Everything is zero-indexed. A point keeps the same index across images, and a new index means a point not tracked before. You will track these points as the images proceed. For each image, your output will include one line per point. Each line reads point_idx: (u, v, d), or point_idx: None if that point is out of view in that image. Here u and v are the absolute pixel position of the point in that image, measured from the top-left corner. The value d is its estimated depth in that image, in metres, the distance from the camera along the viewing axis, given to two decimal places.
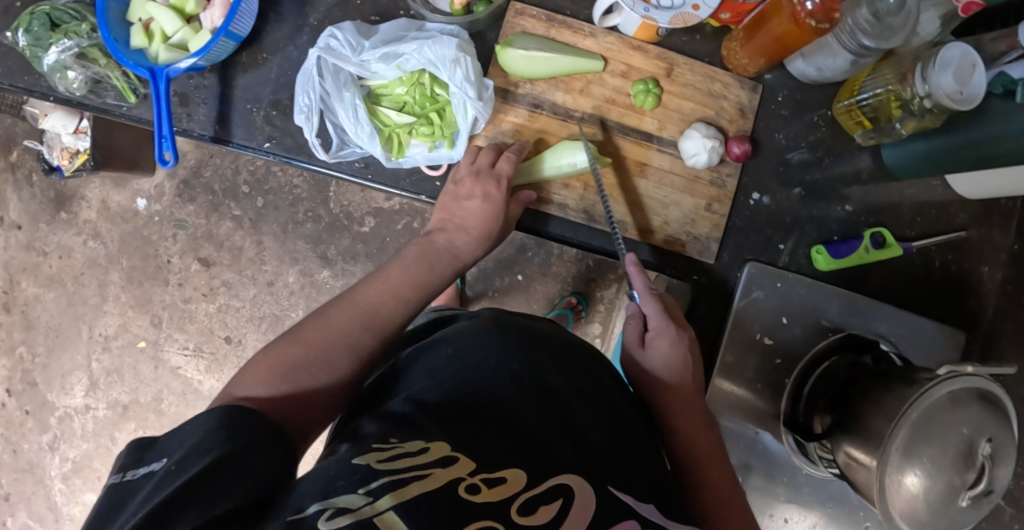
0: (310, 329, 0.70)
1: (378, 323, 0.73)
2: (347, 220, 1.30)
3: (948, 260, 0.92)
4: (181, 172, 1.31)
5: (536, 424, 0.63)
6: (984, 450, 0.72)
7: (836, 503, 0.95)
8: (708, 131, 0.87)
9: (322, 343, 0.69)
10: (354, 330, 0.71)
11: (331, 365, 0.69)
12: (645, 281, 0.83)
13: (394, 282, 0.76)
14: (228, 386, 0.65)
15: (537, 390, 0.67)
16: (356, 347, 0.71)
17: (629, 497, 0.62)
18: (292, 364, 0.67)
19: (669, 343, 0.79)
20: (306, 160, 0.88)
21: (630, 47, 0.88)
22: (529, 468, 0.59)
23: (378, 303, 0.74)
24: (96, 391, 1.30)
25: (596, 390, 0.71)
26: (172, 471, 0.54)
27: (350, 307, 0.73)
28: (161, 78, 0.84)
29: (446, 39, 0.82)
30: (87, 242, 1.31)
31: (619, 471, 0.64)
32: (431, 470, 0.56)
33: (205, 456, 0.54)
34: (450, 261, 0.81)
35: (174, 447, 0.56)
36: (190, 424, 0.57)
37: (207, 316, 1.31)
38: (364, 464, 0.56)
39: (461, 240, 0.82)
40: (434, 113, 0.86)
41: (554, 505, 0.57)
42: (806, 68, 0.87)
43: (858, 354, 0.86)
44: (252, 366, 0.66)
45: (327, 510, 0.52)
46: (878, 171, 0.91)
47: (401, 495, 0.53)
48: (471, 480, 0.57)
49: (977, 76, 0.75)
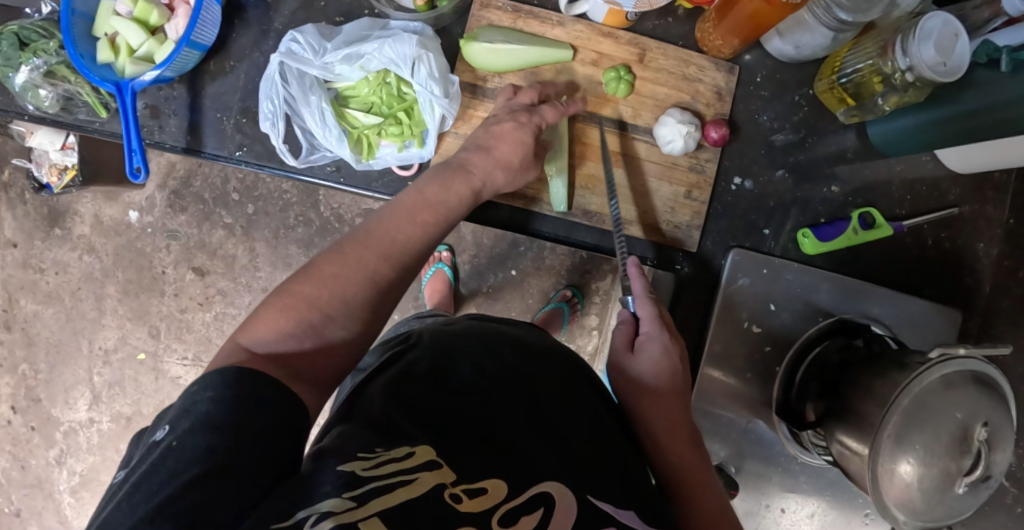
0: (324, 265, 0.64)
1: (393, 254, 0.67)
2: (338, 222, 1.29)
3: (940, 238, 0.89)
4: (170, 183, 1.31)
5: (512, 433, 0.61)
6: (979, 435, 0.69)
7: (835, 490, 0.92)
8: (683, 116, 0.84)
9: (337, 279, 0.63)
10: (371, 263, 0.66)
11: (351, 303, 0.63)
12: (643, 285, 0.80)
13: (411, 215, 0.70)
14: (236, 333, 0.59)
15: (514, 397, 0.65)
16: (376, 282, 0.65)
17: (609, 506, 0.58)
18: (309, 308, 0.62)
19: (661, 350, 0.75)
20: (278, 166, 0.88)
21: (599, 34, 0.86)
22: (510, 477, 0.56)
23: (394, 231, 0.68)
24: (99, 404, 1.32)
25: (578, 396, 0.69)
26: (174, 449, 0.50)
27: (370, 241, 0.67)
28: (127, 92, 0.84)
29: (406, 36, 0.80)
30: (83, 257, 1.32)
31: (600, 480, 0.60)
32: (418, 474, 0.52)
33: (209, 434, 0.51)
34: (463, 182, 0.75)
35: (177, 417, 0.53)
36: (197, 388, 0.54)
37: (204, 325, 1.32)
38: (349, 471, 0.51)
39: (473, 167, 0.77)
40: (402, 113, 0.84)
41: (537, 514, 0.54)
42: (784, 47, 0.84)
43: (850, 338, 0.84)
44: (265, 312, 0.61)
45: (312, 516, 0.48)
46: (863, 148, 0.88)
47: (388, 500, 0.50)
48: (453, 489, 0.53)
49: (960, 45, 0.71)
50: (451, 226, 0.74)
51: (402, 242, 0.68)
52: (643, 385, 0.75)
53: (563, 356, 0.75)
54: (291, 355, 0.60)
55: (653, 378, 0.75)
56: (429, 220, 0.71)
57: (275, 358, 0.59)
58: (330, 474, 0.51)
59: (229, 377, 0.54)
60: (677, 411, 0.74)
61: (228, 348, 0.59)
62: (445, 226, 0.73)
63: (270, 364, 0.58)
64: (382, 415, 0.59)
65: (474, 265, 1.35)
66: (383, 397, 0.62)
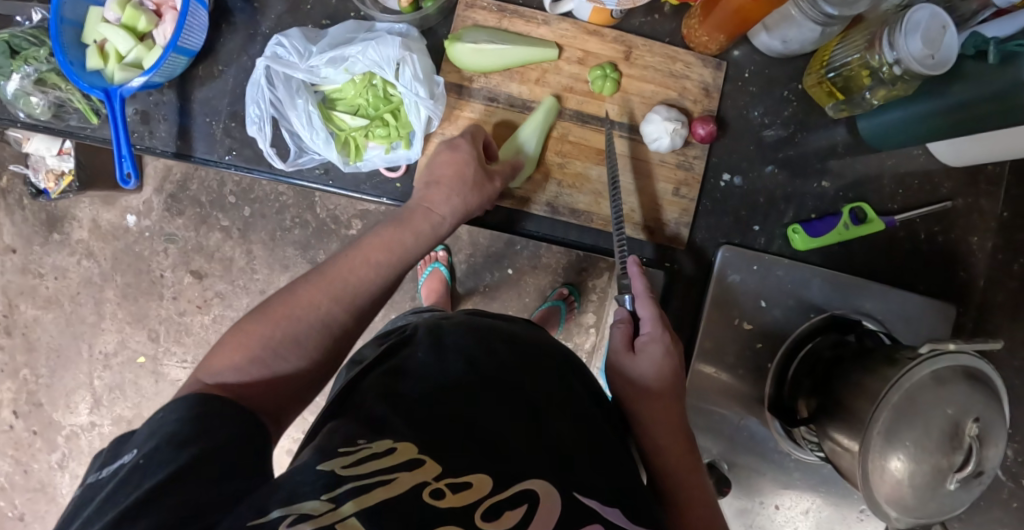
0: (278, 306, 0.64)
1: (345, 295, 0.67)
2: (334, 224, 1.30)
3: (933, 232, 0.89)
4: (167, 187, 1.31)
5: (501, 428, 0.60)
6: (971, 431, 0.68)
7: (829, 486, 0.92)
8: (670, 113, 0.83)
9: (289, 319, 0.64)
10: (322, 304, 0.66)
11: (301, 341, 0.63)
12: (644, 285, 0.79)
13: (365, 252, 0.70)
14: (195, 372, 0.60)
15: (505, 393, 0.65)
16: (325, 323, 0.65)
17: (594, 502, 0.57)
18: (259, 346, 0.62)
19: (662, 353, 0.75)
20: (267, 169, 0.89)
21: (585, 32, 0.85)
22: (495, 473, 0.56)
23: (347, 272, 0.68)
24: (100, 408, 1.33)
25: (570, 394, 0.69)
26: (142, 463, 0.51)
27: (321, 281, 0.67)
28: (116, 98, 0.84)
29: (389, 39, 0.80)
30: (81, 261, 1.33)
31: (587, 478, 0.60)
32: (397, 474, 0.52)
33: (177, 446, 0.52)
34: (424, 220, 0.75)
35: (145, 437, 0.53)
36: (162, 414, 0.55)
37: (202, 327, 1.32)
38: (329, 470, 0.52)
39: (430, 203, 0.76)
40: (389, 114, 0.85)
41: (520, 509, 0.53)
42: (771, 42, 0.83)
43: (842, 334, 0.85)
44: (220, 349, 0.61)
45: (289, 516, 0.47)
46: (853, 142, 0.87)
47: (362, 502, 0.49)
48: (435, 485, 0.52)
49: (948, 37, 0.71)
50: (409, 261, 0.73)
51: (354, 285, 0.68)
52: (638, 388, 0.74)
53: (558, 355, 0.75)
54: (245, 391, 0.60)
55: (654, 381, 0.74)
56: (378, 256, 0.70)
57: (231, 392, 0.59)
58: (311, 474, 0.52)
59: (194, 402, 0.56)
60: (666, 412, 0.74)
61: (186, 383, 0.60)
62: (403, 260, 0.72)
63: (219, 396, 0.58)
64: (372, 416, 0.60)
65: (470, 264, 1.35)
66: (375, 396, 0.63)
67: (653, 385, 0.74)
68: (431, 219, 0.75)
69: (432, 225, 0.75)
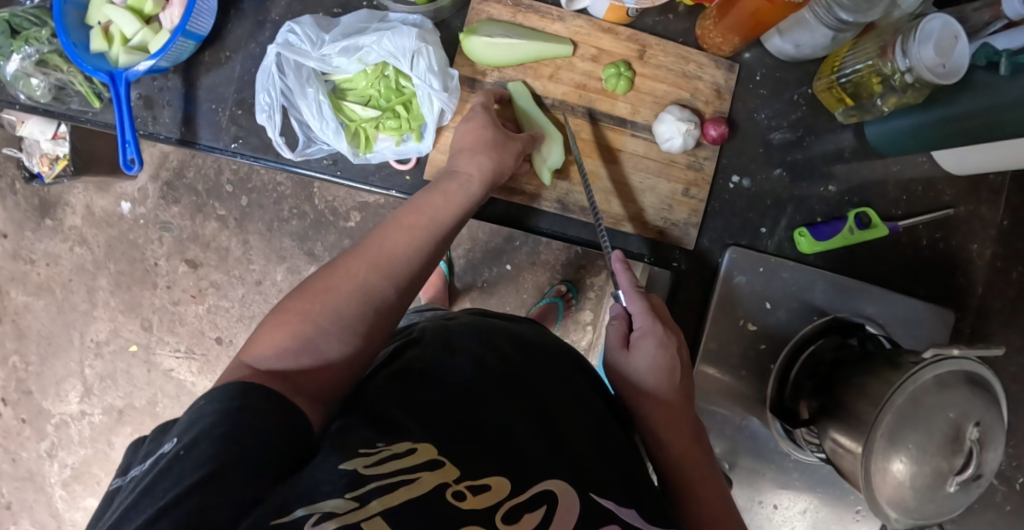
0: (317, 282, 0.67)
1: (383, 262, 0.70)
2: (332, 216, 1.29)
3: (935, 238, 0.90)
4: (163, 174, 1.29)
5: (515, 427, 0.61)
6: (973, 435, 0.70)
7: (827, 487, 0.93)
8: (683, 114, 0.84)
9: (329, 292, 0.66)
10: (362, 273, 0.69)
11: (343, 314, 0.66)
12: (631, 281, 0.80)
13: (399, 222, 0.74)
14: (239, 356, 0.62)
15: (516, 393, 0.65)
16: (368, 291, 0.68)
17: (611, 503, 0.58)
18: (302, 321, 0.64)
19: (655, 346, 0.74)
20: (274, 158, 0.88)
21: (600, 29, 0.85)
22: (512, 475, 0.56)
23: (384, 241, 0.71)
24: (91, 397, 1.31)
25: (580, 393, 0.70)
26: (181, 456, 0.51)
27: (361, 256, 0.70)
28: (121, 82, 0.83)
29: (406, 29, 0.80)
30: (74, 248, 1.31)
31: (603, 477, 0.61)
32: (420, 473, 0.53)
33: (215, 443, 0.51)
34: (458, 189, 0.78)
35: (185, 426, 0.54)
36: (203, 402, 0.56)
37: (197, 317, 1.31)
38: (351, 469, 0.53)
39: (459, 167, 0.79)
40: (400, 106, 0.84)
41: (539, 511, 0.54)
42: (784, 45, 0.84)
43: (844, 338, 0.86)
44: (264, 331, 0.64)
45: (313, 515, 0.48)
46: (860, 148, 0.88)
47: (389, 500, 0.51)
48: (456, 487, 0.53)
49: (959, 48, 0.72)
50: (444, 228, 0.76)
51: (392, 251, 0.71)
52: (642, 384, 0.75)
53: (565, 354, 0.75)
54: (290, 370, 0.62)
55: (650, 376, 0.74)
56: (417, 224, 0.74)
57: (275, 371, 0.61)
58: (332, 474, 0.52)
59: (238, 386, 0.57)
60: (672, 409, 0.74)
61: (233, 367, 0.61)
62: (439, 226, 0.75)
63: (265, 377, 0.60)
64: (386, 416, 0.60)
65: (468, 260, 1.35)
66: (387, 395, 0.63)
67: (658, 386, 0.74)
68: (464, 183, 0.78)
69: (465, 189, 0.78)
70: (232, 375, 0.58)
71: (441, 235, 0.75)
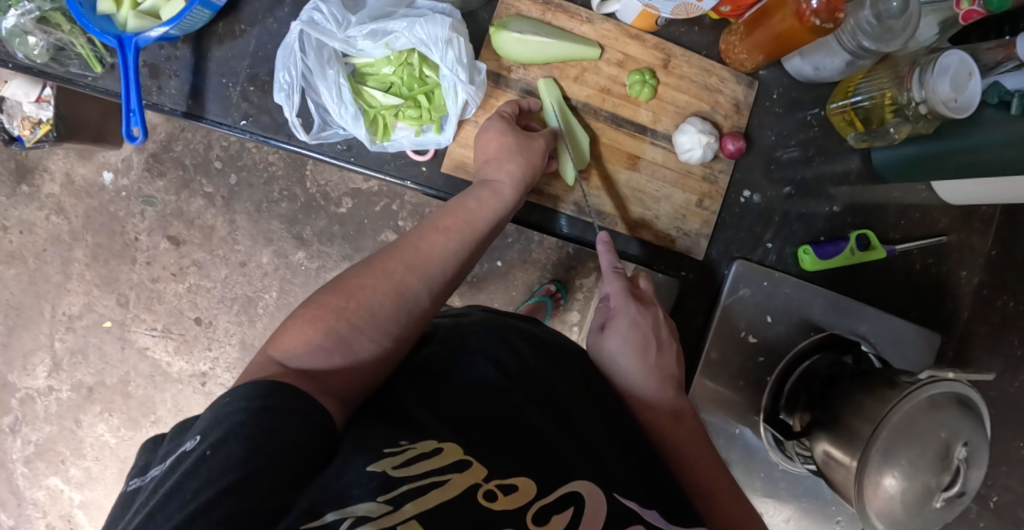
0: (352, 279, 0.67)
1: (418, 265, 0.70)
2: (324, 200, 1.24)
3: (928, 264, 0.93)
4: (149, 146, 1.24)
5: (540, 426, 0.61)
6: (960, 454, 0.71)
7: (810, 497, 0.96)
8: (703, 126, 0.86)
9: (365, 290, 0.66)
10: (398, 273, 0.69)
11: (378, 315, 0.66)
12: (611, 260, 0.82)
13: (437, 225, 0.74)
14: (268, 349, 0.61)
15: (535, 391, 0.65)
16: (402, 292, 0.68)
17: (635, 503, 0.59)
18: (336, 318, 0.64)
19: (628, 323, 0.78)
20: (285, 140, 0.85)
21: (627, 35, 0.86)
22: (538, 476, 0.57)
23: (421, 243, 0.72)
24: (60, 372, 1.26)
25: (594, 392, 0.70)
26: (209, 456, 0.51)
27: (393, 256, 0.70)
28: (130, 48, 0.78)
29: (438, 18, 0.79)
30: (50, 217, 1.25)
31: (625, 477, 0.62)
32: (450, 475, 0.53)
33: (245, 443, 0.51)
34: (493, 198, 0.78)
35: (209, 425, 0.53)
36: (229, 398, 0.55)
37: (176, 296, 1.26)
38: (380, 471, 0.52)
39: (492, 178, 0.79)
40: (423, 96, 0.83)
41: (567, 512, 0.55)
42: (803, 66, 0.85)
43: (839, 354, 0.87)
44: (294, 325, 0.63)
45: (347, 520, 0.49)
46: (866, 172, 0.91)
47: (423, 504, 0.51)
48: (486, 487, 0.54)
49: (973, 84, 0.74)
50: (479, 232, 0.76)
51: (428, 254, 0.72)
52: (615, 365, 0.77)
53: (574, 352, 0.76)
54: (319, 369, 0.61)
55: (625, 354, 0.76)
56: (453, 227, 0.75)
57: (304, 368, 0.60)
58: (362, 475, 0.52)
59: (264, 384, 0.55)
60: (672, 402, 0.75)
61: (261, 362, 0.60)
62: (475, 231, 0.76)
63: (293, 377, 0.59)
64: (407, 416, 0.59)
65: None
66: (407, 396, 0.62)
67: (648, 378, 0.75)
68: (498, 190, 0.79)
69: (498, 194, 0.78)
70: (262, 373, 0.58)
71: (478, 237, 0.76)
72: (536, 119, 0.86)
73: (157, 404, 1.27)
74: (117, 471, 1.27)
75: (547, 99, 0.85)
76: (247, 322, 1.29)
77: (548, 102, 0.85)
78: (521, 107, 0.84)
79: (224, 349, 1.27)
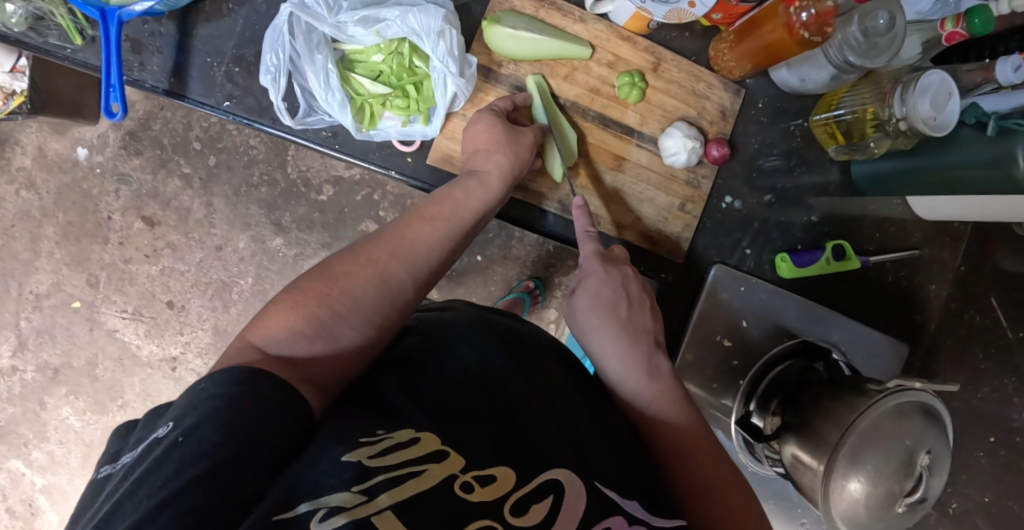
0: (336, 265, 0.66)
1: (403, 253, 0.70)
2: (304, 187, 1.23)
3: (900, 276, 0.96)
4: (127, 123, 1.21)
5: (519, 416, 0.61)
6: (922, 461, 0.73)
7: (777, 499, 0.99)
8: (689, 131, 0.86)
9: (348, 278, 0.66)
10: (382, 261, 0.68)
11: (361, 302, 0.65)
12: (586, 223, 0.83)
13: (423, 214, 0.74)
14: (247, 333, 0.61)
15: (516, 380, 0.65)
16: (387, 281, 0.68)
17: (613, 493, 0.60)
18: (319, 304, 0.63)
19: (598, 283, 0.79)
20: (269, 124, 0.83)
21: (619, 37, 0.86)
22: (517, 465, 0.57)
23: (406, 232, 0.71)
24: (24, 352, 1.23)
25: (576, 384, 0.71)
26: (180, 443, 0.50)
27: (377, 244, 0.70)
28: (113, 21, 0.76)
29: (433, 8, 0.78)
30: (20, 192, 1.22)
31: (605, 467, 0.62)
32: (426, 465, 0.53)
33: (218, 430, 0.51)
34: (479, 191, 0.78)
35: (182, 411, 0.53)
36: (204, 385, 0.54)
37: (149, 278, 1.24)
38: (356, 461, 0.52)
39: (479, 167, 0.79)
40: (411, 86, 0.83)
41: (546, 502, 0.55)
42: (789, 77, 0.87)
43: (811, 361, 0.89)
44: (275, 310, 0.62)
45: (320, 510, 0.48)
46: (845, 184, 0.92)
47: (398, 494, 0.50)
48: (464, 479, 0.54)
49: (952, 104, 0.76)
50: (464, 223, 0.76)
51: (413, 243, 0.71)
52: (589, 324, 0.78)
53: (551, 343, 0.76)
54: (298, 356, 0.61)
55: (598, 308, 0.78)
56: (439, 216, 0.75)
57: (283, 355, 0.60)
58: (337, 465, 0.51)
59: (242, 371, 0.55)
60: (650, 359, 0.75)
61: (240, 347, 0.60)
62: (460, 222, 0.76)
63: (272, 363, 0.58)
64: (387, 405, 0.59)
65: None
66: (386, 387, 0.62)
67: (625, 354, 0.75)
68: (485, 181, 0.78)
69: (485, 185, 0.78)
70: (241, 358, 0.57)
71: (464, 224, 0.76)
72: (526, 116, 0.86)
73: (126, 388, 1.25)
74: (81, 455, 1.25)
75: (534, 97, 0.85)
76: (221, 308, 1.27)
77: (535, 100, 0.85)
78: (514, 103, 0.84)
79: (196, 334, 1.25)
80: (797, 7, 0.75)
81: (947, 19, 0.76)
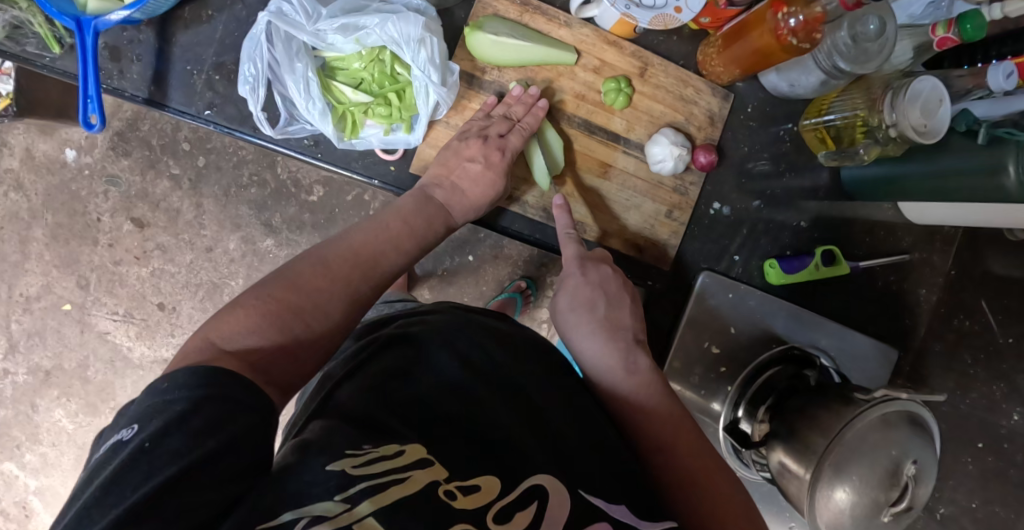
0: (308, 274, 0.66)
1: (372, 269, 0.71)
2: (295, 187, 1.22)
3: (890, 280, 0.96)
4: (115, 124, 1.20)
5: (503, 426, 0.60)
6: (909, 471, 0.72)
7: (766, 502, 0.99)
8: (676, 138, 0.85)
9: (320, 290, 0.66)
10: (352, 277, 0.69)
11: (331, 315, 0.65)
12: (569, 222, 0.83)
13: (389, 228, 0.75)
14: (205, 331, 0.58)
15: (501, 389, 0.65)
16: (355, 295, 0.68)
17: (600, 499, 0.59)
18: (290, 314, 0.63)
19: (578, 282, 0.80)
20: (250, 133, 0.82)
21: (605, 42, 0.85)
22: (502, 475, 0.56)
23: (373, 245, 0.72)
24: (15, 354, 1.23)
25: (562, 387, 0.69)
26: (147, 450, 0.49)
27: (348, 252, 0.70)
28: (89, 31, 0.75)
29: (412, 16, 0.77)
30: (8, 194, 1.21)
31: (593, 474, 0.61)
32: (410, 472, 0.52)
33: (186, 435, 0.49)
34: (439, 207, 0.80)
35: (146, 414, 0.51)
36: (167, 386, 0.53)
37: (139, 280, 1.24)
38: (339, 470, 0.51)
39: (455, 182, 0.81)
40: (393, 94, 0.82)
41: (530, 509, 0.54)
42: (779, 82, 0.86)
43: (800, 368, 0.88)
44: (239, 309, 0.60)
45: (303, 519, 0.48)
46: (835, 188, 0.91)
47: (380, 501, 0.49)
48: (447, 486, 0.53)
49: (943, 110, 0.74)
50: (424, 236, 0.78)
51: (381, 256, 0.72)
52: (572, 325, 0.79)
53: (537, 345, 0.74)
54: (259, 358, 0.59)
55: (578, 308, 0.79)
56: (405, 233, 0.76)
57: (244, 357, 0.58)
58: (320, 475, 0.50)
59: (207, 375, 0.54)
60: (628, 355, 0.75)
61: (197, 343, 0.58)
62: (421, 236, 0.77)
63: (238, 361, 0.57)
64: (366, 414, 0.58)
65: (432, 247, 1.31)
66: (366, 396, 0.60)
67: (604, 354, 0.75)
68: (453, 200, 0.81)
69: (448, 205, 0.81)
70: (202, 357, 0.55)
71: (423, 248, 0.77)
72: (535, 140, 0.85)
73: (117, 389, 1.25)
74: (74, 457, 1.25)
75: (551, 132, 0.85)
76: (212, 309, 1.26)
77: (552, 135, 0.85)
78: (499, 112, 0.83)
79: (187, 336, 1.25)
80: (785, 13, 0.74)
81: (939, 25, 0.76)
